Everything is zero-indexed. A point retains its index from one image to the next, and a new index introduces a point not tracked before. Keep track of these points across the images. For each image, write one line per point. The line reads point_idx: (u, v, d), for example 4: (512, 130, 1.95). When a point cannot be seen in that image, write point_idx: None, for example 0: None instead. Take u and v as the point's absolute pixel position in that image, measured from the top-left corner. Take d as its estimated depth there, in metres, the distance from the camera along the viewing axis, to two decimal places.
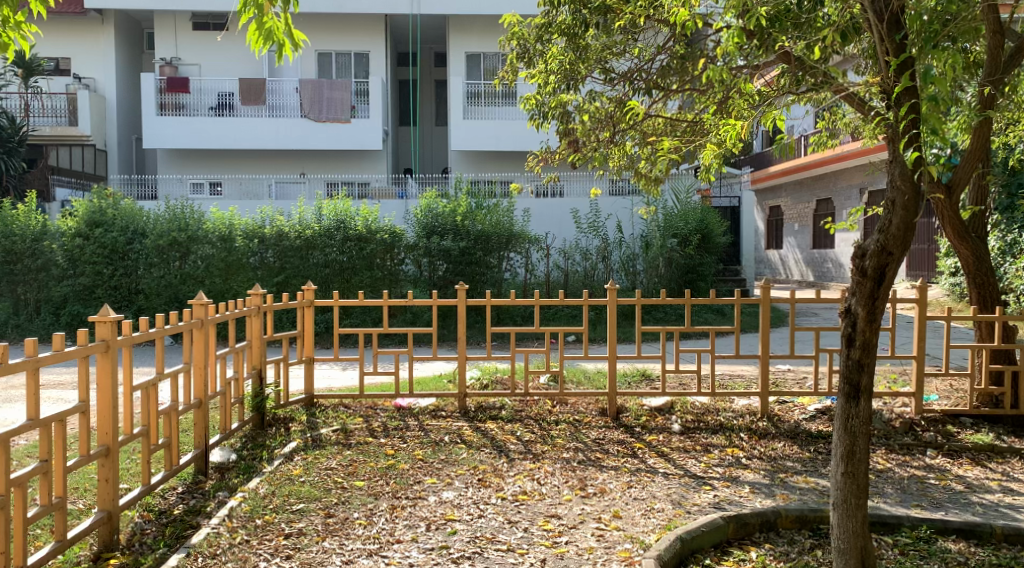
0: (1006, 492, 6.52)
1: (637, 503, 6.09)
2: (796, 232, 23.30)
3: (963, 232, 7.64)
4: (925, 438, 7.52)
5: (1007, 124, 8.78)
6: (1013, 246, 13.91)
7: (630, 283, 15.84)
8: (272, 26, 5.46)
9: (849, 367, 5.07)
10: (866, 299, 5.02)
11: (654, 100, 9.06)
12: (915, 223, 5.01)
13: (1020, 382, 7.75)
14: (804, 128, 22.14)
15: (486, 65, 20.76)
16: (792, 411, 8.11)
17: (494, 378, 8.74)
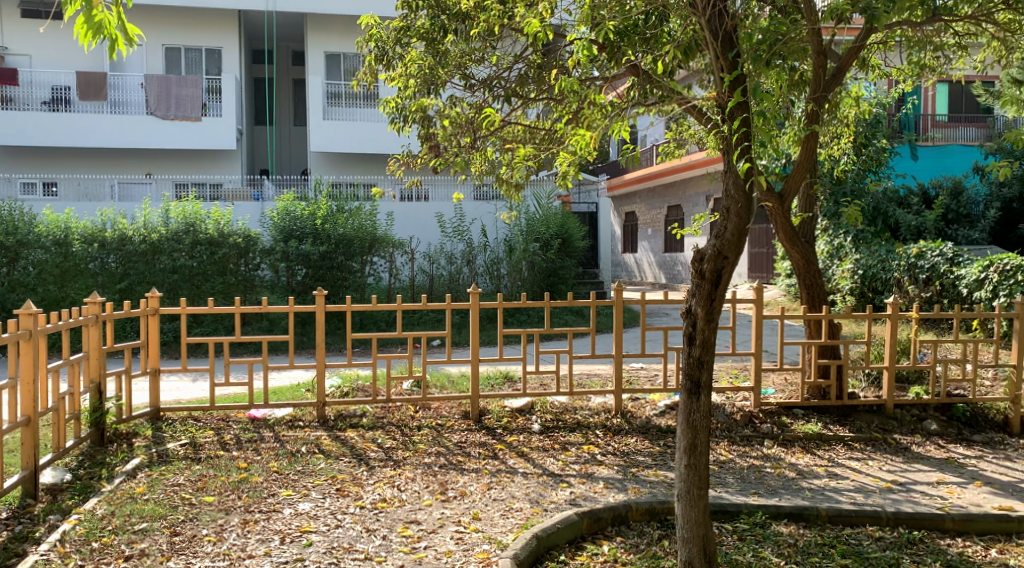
0: (831, 476, 7.08)
1: (496, 504, 6.25)
2: (649, 237, 24.21)
3: (793, 236, 8.30)
4: (762, 430, 8.04)
5: (833, 137, 9.49)
6: (839, 250, 15.09)
7: (493, 287, 15.98)
8: (103, 19, 5.26)
9: (691, 364, 5.37)
10: (705, 300, 5.34)
11: (514, 108, 9.23)
12: (748, 229, 5.38)
13: (843, 375, 8.38)
14: (655, 137, 23.26)
15: (346, 66, 20.52)
16: (644, 407, 8.48)
17: (354, 386, 8.69)
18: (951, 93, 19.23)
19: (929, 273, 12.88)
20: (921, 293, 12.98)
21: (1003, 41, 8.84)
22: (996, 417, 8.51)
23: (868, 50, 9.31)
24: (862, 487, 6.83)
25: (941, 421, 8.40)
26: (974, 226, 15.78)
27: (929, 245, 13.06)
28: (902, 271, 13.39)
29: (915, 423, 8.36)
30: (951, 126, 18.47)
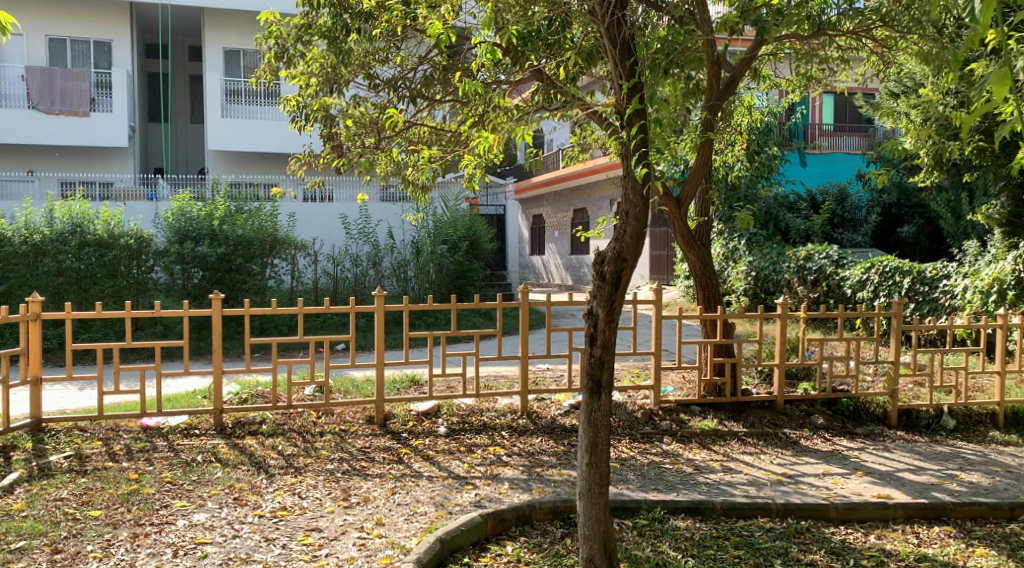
0: (726, 471, 7.31)
1: (400, 509, 6.23)
2: (556, 239, 24.47)
3: (690, 239, 8.56)
4: (662, 426, 8.25)
5: (728, 144, 9.82)
6: (733, 253, 15.57)
7: (400, 289, 15.87)
8: None
9: (592, 364, 5.45)
10: (605, 301, 5.44)
11: (419, 109, 9.19)
12: (646, 233, 5.50)
13: (738, 372, 8.66)
14: (562, 140, 23.52)
15: (246, 63, 20.04)
16: (549, 408, 8.58)
17: (254, 392, 8.53)
18: (836, 104, 19.99)
19: (816, 275, 13.56)
20: (809, 294, 13.60)
21: (882, 56, 9.32)
22: (877, 410, 8.96)
23: (759, 61, 9.72)
24: (754, 481, 7.08)
25: (828, 415, 8.79)
26: (857, 230, 16.59)
27: (817, 248, 13.74)
28: (791, 273, 13.92)
29: (803, 417, 8.72)
30: (835, 135, 19.10)
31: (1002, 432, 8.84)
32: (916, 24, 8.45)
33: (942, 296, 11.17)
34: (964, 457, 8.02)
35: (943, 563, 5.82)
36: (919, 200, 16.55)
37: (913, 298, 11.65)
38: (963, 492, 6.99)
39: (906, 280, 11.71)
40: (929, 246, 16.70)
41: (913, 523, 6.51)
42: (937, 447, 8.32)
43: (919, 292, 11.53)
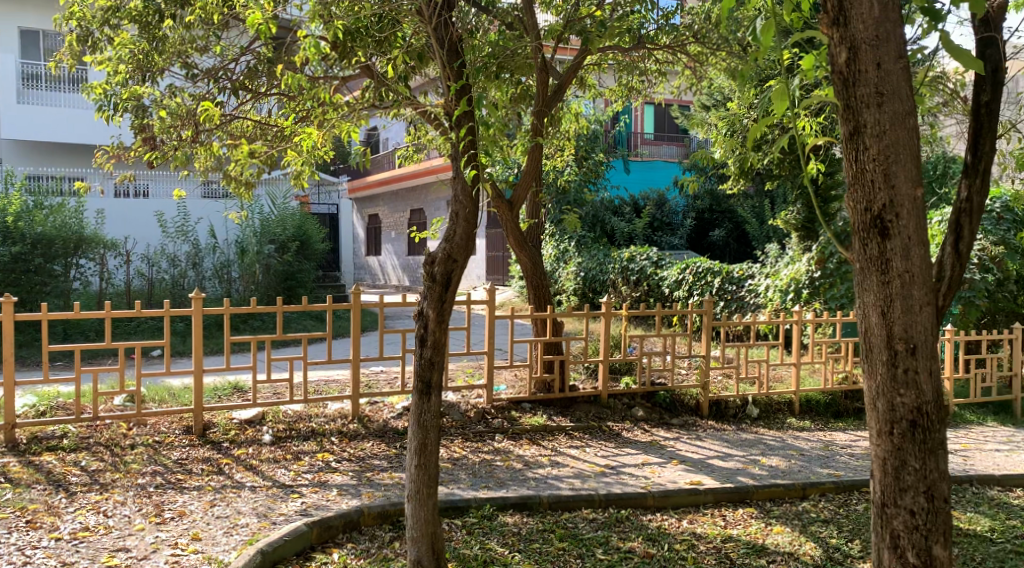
0: (554, 465, 7.48)
1: (219, 522, 5.97)
2: (392, 240, 24.28)
3: (522, 240, 8.73)
4: (493, 425, 8.31)
5: (559, 149, 10.06)
6: (564, 254, 15.98)
7: (223, 291, 15.19)
8: None
9: (422, 366, 5.35)
10: (436, 302, 5.36)
11: (242, 102, 8.81)
12: (476, 233, 5.47)
13: (566, 369, 8.87)
14: (396, 139, 23.38)
15: (46, 45, 18.29)
16: (381, 411, 8.43)
17: (54, 404, 7.94)
18: (658, 114, 20.42)
19: (638, 275, 14.09)
20: (632, 293, 14.16)
21: (694, 70, 9.84)
22: (690, 401, 9.43)
23: (585, 69, 10.04)
24: (580, 473, 7.28)
25: (647, 408, 9.18)
26: (674, 233, 17.43)
27: (638, 250, 14.31)
28: (616, 273, 14.42)
29: (625, 410, 9.06)
30: (656, 144, 19.94)
31: (798, 419, 9.54)
32: (724, 44, 9.03)
33: (747, 295, 11.93)
34: (765, 443, 8.59)
35: (746, 542, 6.20)
36: (728, 205, 17.67)
37: (722, 297, 12.35)
38: (763, 475, 7.48)
39: (717, 279, 12.41)
40: (737, 249, 17.69)
41: (721, 507, 6.92)
42: (743, 435, 8.88)
43: (727, 291, 12.25)
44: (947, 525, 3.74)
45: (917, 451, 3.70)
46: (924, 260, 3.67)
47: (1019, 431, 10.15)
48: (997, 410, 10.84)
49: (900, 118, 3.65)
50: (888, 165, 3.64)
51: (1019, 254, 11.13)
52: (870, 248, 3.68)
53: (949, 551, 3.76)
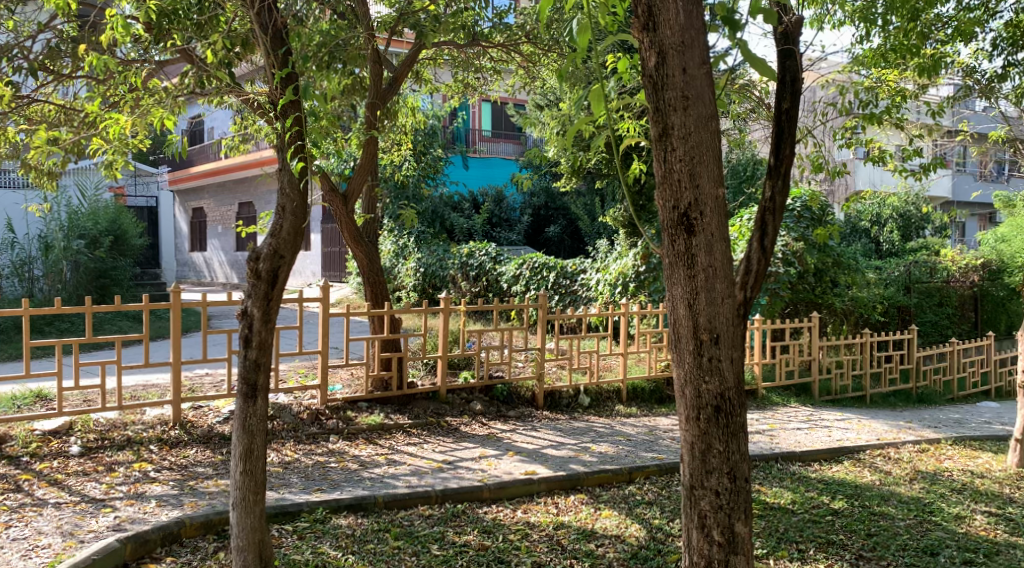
0: (390, 463, 7.43)
1: (17, 544, 5.57)
2: (219, 235, 23.34)
3: (357, 235, 8.57)
4: (328, 426, 8.13)
5: (395, 143, 9.95)
6: (403, 249, 15.85)
7: (25, 291, 14.10)
8: None
9: (247, 368, 5.17)
10: (261, 301, 5.18)
11: (44, 84, 8.16)
12: (304, 229, 5.32)
13: (403, 367, 8.79)
14: (223, 130, 22.43)
15: None
16: (205, 416, 8.10)
17: None
18: (494, 112, 20.57)
19: (478, 270, 14.20)
20: (471, 288, 14.27)
21: (527, 70, 10.00)
22: (526, 393, 9.62)
23: (420, 64, 10.02)
24: (416, 471, 7.27)
25: (484, 401, 9.28)
26: (512, 229, 17.73)
27: (477, 246, 14.42)
28: (456, 269, 14.50)
29: (463, 405, 9.11)
30: (493, 141, 20.10)
31: (625, 406, 9.95)
32: (555, 45, 9.23)
33: (580, 288, 12.31)
34: (595, 430, 8.89)
35: (577, 528, 6.39)
36: (562, 202, 18.07)
37: (557, 291, 12.64)
38: (593, 462, 7.74)
39: (552, 274, 12.69)
40: (572, 245, 18.04)
41: (554, 495, 7.11)
42: (575, 423, 9.15)
43: (562, 285, 12.57)
44: (747, 503, 3.98)
45: (720, 434, 3.92)
46: (725, 255, 3.90)
47: (817, 411, 11.05)
48: (799, 391, 11.76)
49: (703, 121, 3.85)
50: (693, 166, 3.84)
51: (817, 248, 12.10)
52: (677, 244, 3.87)
53: (750, 527, 4.01)
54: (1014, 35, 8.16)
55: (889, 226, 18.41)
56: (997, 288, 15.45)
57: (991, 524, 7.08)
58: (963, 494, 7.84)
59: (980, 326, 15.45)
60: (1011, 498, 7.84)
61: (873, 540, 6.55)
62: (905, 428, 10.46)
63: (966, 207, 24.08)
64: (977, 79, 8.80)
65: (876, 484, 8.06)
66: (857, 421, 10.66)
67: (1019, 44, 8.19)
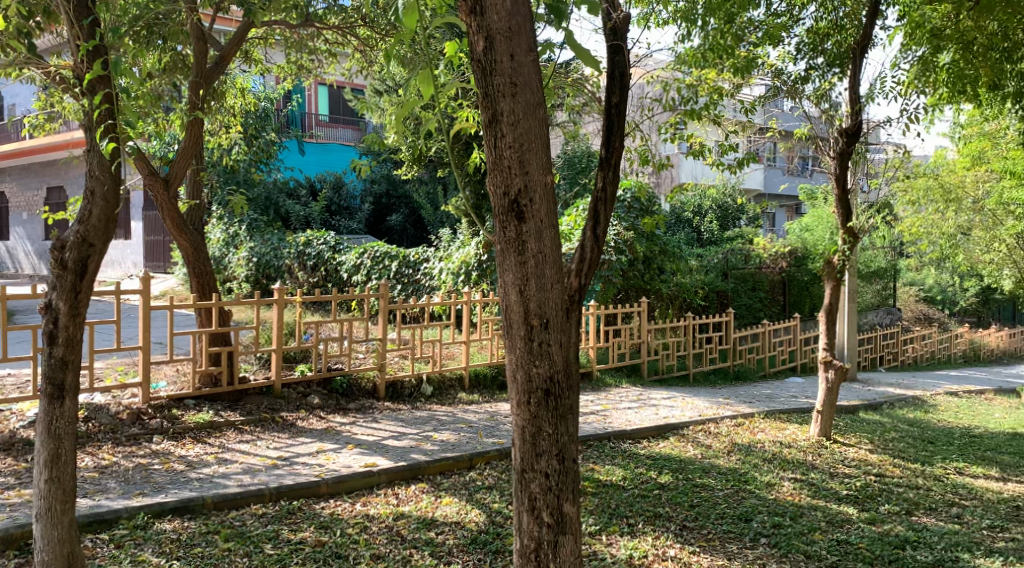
0: (221, 463, 7.08)
1: None
2: (26, 222, 21.64)
3: (180, 223, 8.10)
4: (151, 426, 7.65)
5: (222, 125, 9.47)
6: (234, 238, 15.22)
7: None
8: None
9: (51, 367, 4.75)
10: (68, 293, 4.77)
11: None
12: (116, 215, 4.93)
13: (234, 361, 8.39)
14: (27, 107, 20.66)
15: None
16: (8, 420, 7.45)
17: None
18: (331, 95, 20.01)
19: (315, 260, 13.81)
20: (309, 278, 13.90)
21: (363, 54, 9.75)
22: (367, 385, 9.42)
23: (249, 44, 9.59)
24: (249, 469, 6.95)
25: (323, 395, 9.00)
26: (352, 217, 17.32)
27: (314, 234, 14.01)
28: (292, 258, 14.06)
29: (299, 398, 8.80)
30: (330, 126, 19.59)
31: (467, 393, 9.96)
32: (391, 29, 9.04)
33: (423, 278, 12.18)
34: (437, 419, 8.81)
35: (417, 517, 6.30)
36: (403, 190, 17.82)
37: (399, 280, 12.47)
38: (435, 450, 7.66)
39: (393, 263, 12.51)
40: (414, 233, 18.04)
41: (394, 486, 6.98)
42: (416, 413, 9.04)
43: (404, 274, 12.40)
44: (575, 483, 4.01)
45: (550, 417, 3.92)
46: (555, 241, 3.89)
47: (647, 391, 11.45)
48: (630, 372, 12.17)
49: (531, 109, 3.82)
50: (522, 152, 3.80)
51: (645, 237, 12.63)
52: (508, 231, 3.83)
53: (577, 508, 4.04)
54: (815, 40, 8.71)
55: (709, 216, 19.30)
56: (802, 273, 16.99)
57: (797, 489, 7.56)
58: (773, 463, 8.34)
59: (787, 308, 16.69)
60: (814, 465, 8.41)
61: (695, 510, 6.83)
62: (725, 404, 11.02)
63: (775, 199, 25.52)
64: (783, 81, 9.38)
65: (698, 457, 8.43)
66: (682, 399, 11.13)
67: (820, 48, 8.76)
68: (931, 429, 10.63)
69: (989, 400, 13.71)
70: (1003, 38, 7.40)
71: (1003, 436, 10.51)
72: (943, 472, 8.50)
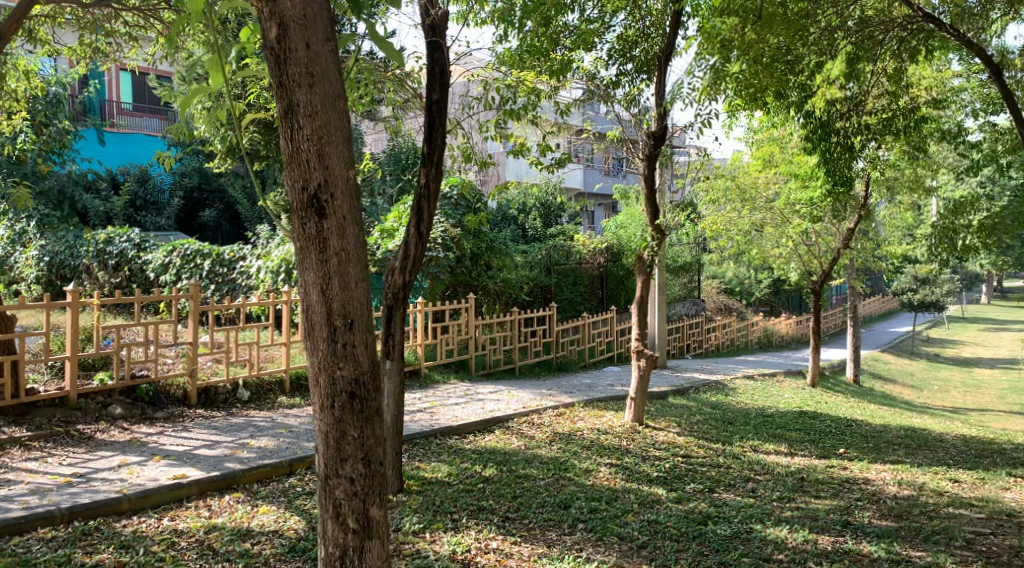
0: (3, 484, 6.47)
1: None
2: None
3: None
4: None
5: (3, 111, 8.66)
6: (21, 235, 14.18)
7: None
8: None
9: None
10: None
11: None
12: None
13: (19, 372, 7.69)
14: None
15: None
16: None
17: None
18: (134, 82, 18.89)
19: (117, 259, 12.95)
20: (110, 279, 13.03)
21: (167, 39, 9.19)
22: (177, 392, 8.89)
23: (34, 23, 8.82)
24: (37, 489, 6.39)
25: (126, 404, 8.40)
26: (160, 213, 16.52)
27: (116, 231, 13.15)
28: (91, 257, 13.15)
29: (99, 410, 8.20)
30: (135, 114, 18.46)
31: (288, 397, 9.63)
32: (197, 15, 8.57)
33: (238, 277, 11.64)
34: (253, 425, 8.45)
35: (230, 528, 5.99)
36: (217, 185, 17.03)
37: (212, 279, 11.89)
38: (251, 457, 7.33)
39: (206, 262, 11.94)
40: (229, 230, 17.28)
41: (206, 497, 6.62)
42: (232, 420, 8.64)
43: (218, 273, 11.83)
44: (382, 487, 3.90)
45: (355, 421, 3.80)
46: (358, 238, 3.78)
47: (473, 385, 11.48)
48: (458, 368, 12.15)
49: (330, 100, 3.69)
50: (321, 146, 3.67)
51: (471, 234, 12.65)
52: (308, 228, 3.68)
53: (385, 512, 3.95)
54: (624, 47, 9.01)
55: (532, 213, 19.66)
56: (618, 268, 17.66)
57: (613, 473, 7.79)
58: (591, 450, 8.56)
59: (606, 301, 17.26)
60: (628, 449, 8.70)
61: (517, 501, 6.89)
62: (547, 395, 11.23)
63: (592, 199, 26.44)
64: (596, 85, 9.62)
65: (521, 448, 8.52)
66: (507, 392, 11.24)
67: (629, 55, 9.06)
68: (731, 411, 11.28)
69: (782, 382, 14.74)
70: (786, 51, 8.03)
71: (793, 414, 11.32)
72: (741, 450, 9.03)
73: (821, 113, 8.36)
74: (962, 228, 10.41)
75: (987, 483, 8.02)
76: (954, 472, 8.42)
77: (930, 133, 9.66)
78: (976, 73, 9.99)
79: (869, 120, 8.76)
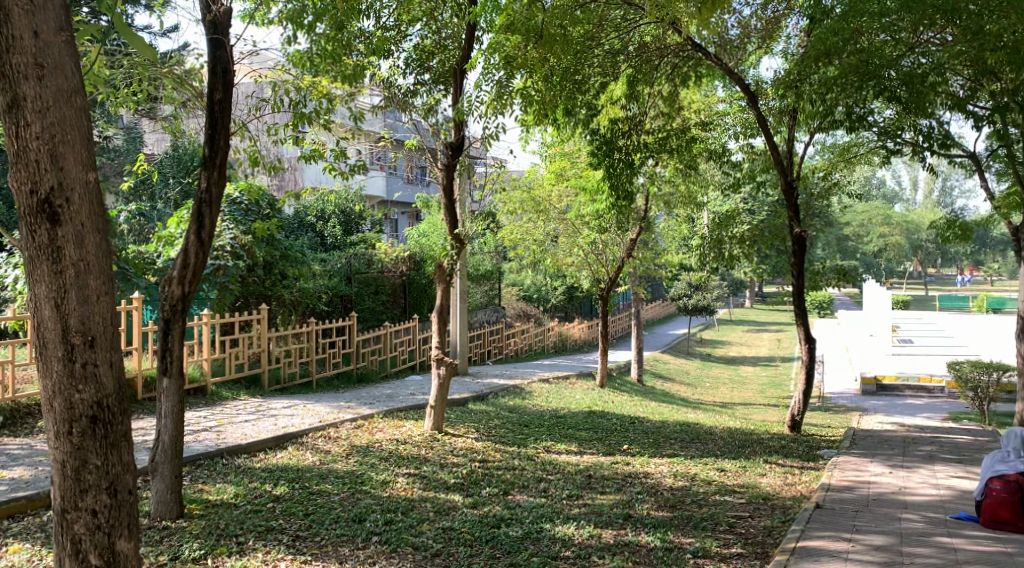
0: None
1: None
2: None
3: None
4: None
5: None
6: None
7: None
8: None
9: None
10: None
11: None
12: None
13: None
14: None
15: None
16: None
17: None
18: None
19: None
20: None
21: None
22: None
23: None
24: None
25: None
26: None
27: None
28: None
29: None
30: None
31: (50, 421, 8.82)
32: None
33: None
34: (6, 454, 7.65)
35: None
36: None
37: None
38: (2, 490, 6.60)
39: None
40: None
41: None
42: None
43: None
44: (131, 517, 3.59)
45: (98, 447, 3.47)
46: (100, 247, 3.48)
47: (266, 400, 11.00)
48: (248, 383, 11.60)
49: (64, 95, 3.39)
50: (53, 146, 3.36)
51: (264, 243, 12.10)
52: (38, 236, 3.36)
53: (136, 545, 3.63)
54: (420, 57, 9.00)
55: (332, 221, 19.11)
56: (419, 277, 17.59)
57: (410, 483, 7.68)
58: (389, 461, 8.40)
59: (407, 310, 17.13)
60: (426, 458, 8.61)
61: (308, 519, 6.62)
62: (344, 408, 10.94)
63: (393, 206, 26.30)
64: (394, 93, 9.47)
65: (315, 464, 8.23)
66: (302, 406, 10.84)
67: (426, 65, 9.06)
68: (526, 414, 11.48)
69: (574, 384, 15.23)
70: (570, 71, 8.28)
71: (582, 414, 11.66)
72: (535, 452, 9.18)
73: (605, 131, 9.05)
74: (727, 238, 11.10)
75: (748, 470, 8.59)
76: (721, 462, 8.98)
77: (699, 152, 10.22)
78: (737, 100, 10.61)
79: (648, 139, 9.37)
